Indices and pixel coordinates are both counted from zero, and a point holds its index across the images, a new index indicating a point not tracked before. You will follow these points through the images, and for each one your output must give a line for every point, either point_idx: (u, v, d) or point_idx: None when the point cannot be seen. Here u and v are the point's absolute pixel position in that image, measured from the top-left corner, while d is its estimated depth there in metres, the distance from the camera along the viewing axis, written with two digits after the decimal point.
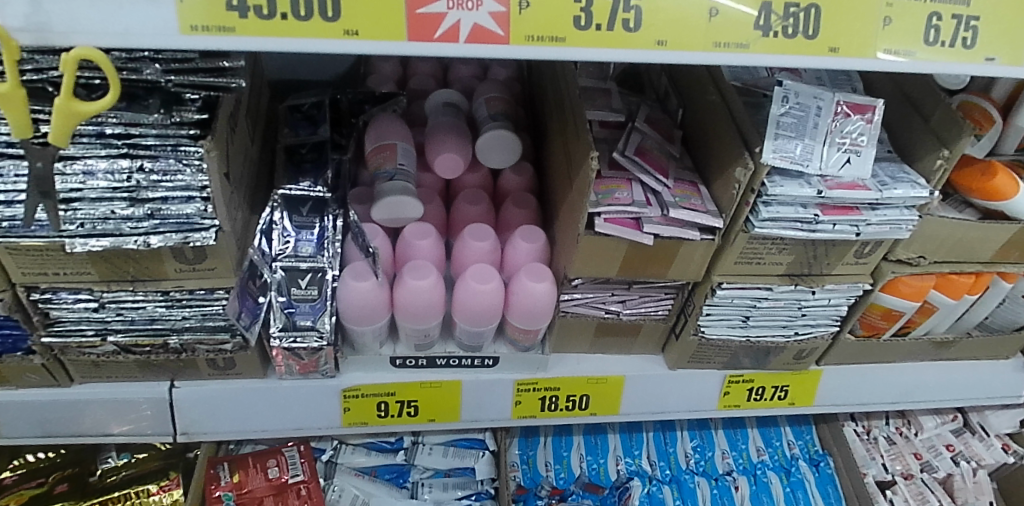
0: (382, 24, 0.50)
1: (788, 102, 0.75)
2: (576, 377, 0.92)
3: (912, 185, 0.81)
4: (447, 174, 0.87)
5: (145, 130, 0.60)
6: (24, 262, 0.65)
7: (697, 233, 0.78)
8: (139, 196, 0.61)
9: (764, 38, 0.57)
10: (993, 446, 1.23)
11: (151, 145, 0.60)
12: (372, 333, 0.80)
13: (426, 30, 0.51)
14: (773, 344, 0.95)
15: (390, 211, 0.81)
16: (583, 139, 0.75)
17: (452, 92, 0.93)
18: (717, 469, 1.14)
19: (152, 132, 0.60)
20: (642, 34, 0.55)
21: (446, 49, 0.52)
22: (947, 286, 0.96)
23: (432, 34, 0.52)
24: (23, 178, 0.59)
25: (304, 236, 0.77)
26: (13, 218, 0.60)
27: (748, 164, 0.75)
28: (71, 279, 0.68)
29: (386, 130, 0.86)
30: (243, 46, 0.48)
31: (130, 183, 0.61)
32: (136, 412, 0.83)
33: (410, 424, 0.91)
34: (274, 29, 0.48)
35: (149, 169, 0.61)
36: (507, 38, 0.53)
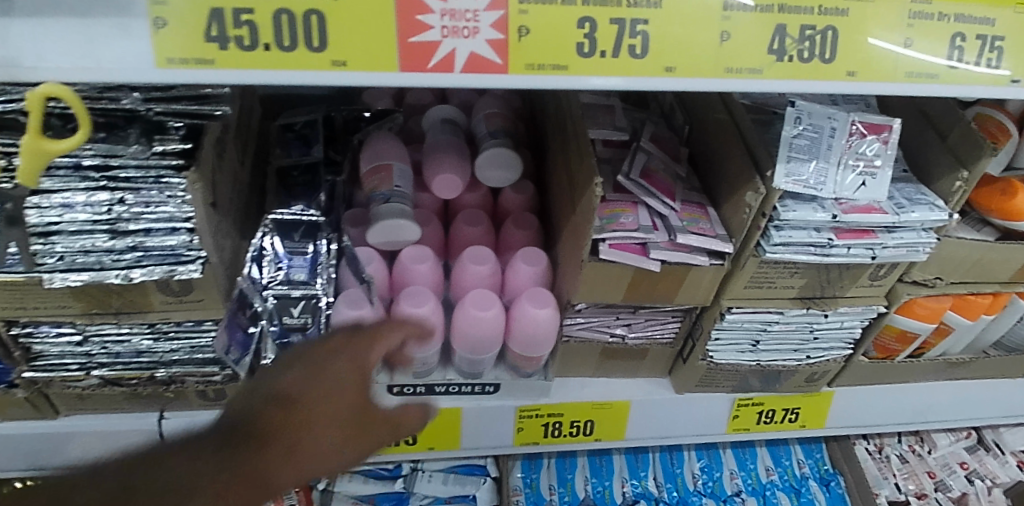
0: (375, 54, 0.49)
1: (801, 123, 0.71)
2: (579, 403, 0.88)
3: (930, 207, 0.78)
4: (446, 195, 0.84)
5: (124, 161, 0.57)
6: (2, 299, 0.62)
7: (706, 259, 0.75)
8: (120, 229, 0.59)
9: (777, 63, 0.55)
10: (1007, 464, 1.18)
11: (131, 176, 0.58)
12: None
13: (420, 59, 0.49)
14: (784, 368, 0.92)
15: (386, 235, 0.78)
16: (586, 163, 0.72)
17: (450, 108, 0.90)
18: (726, 490, 1.09)
19: (131, 163, 0.57)
20: (647, 61, 0.53)
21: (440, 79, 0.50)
22: (964, 306, 0.93)
23: (427, 63, 0.50)
24: None
25: (297, 262, 0.73)
26: None
27: (759, 188, 0.72)
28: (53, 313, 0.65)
29: (382, 151, 0.83)
30: (225, 79, 0.47)
31: (111, 215, 0.59)
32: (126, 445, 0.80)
33: (408, 453, 0.88)
34: (257, 60, 0.47)
35: (130, 201, 0.58)
36: (505, 66, 0.51)
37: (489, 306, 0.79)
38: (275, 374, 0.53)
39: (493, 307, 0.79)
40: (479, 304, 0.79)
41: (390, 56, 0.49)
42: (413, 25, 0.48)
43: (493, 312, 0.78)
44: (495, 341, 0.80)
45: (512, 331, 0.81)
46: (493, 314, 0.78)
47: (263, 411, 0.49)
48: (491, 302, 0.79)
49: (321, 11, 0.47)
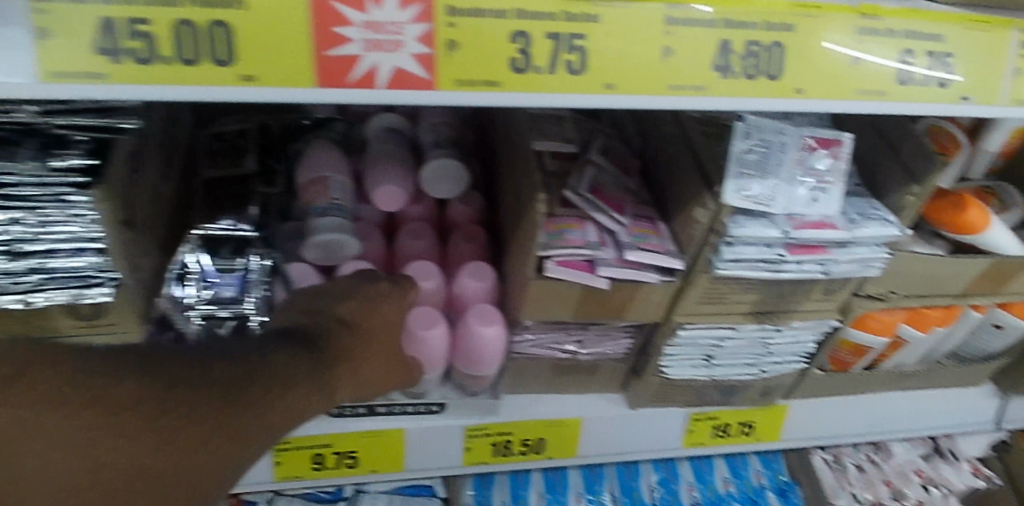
0: (290, 68, 0.44)
1: (750, 138, 0.69)
2: (530, 421, 0.86)
3: (882, 223, 0.76)
4: (388, 207, 0.80)
5: (22, 180, 0.53)
6: None
7: (656, 275, 0.73)
8: (20, 250, 0.56)
9: (723, 80, 0.51)
10: (962, 471, 1.19)
11: (29, 195, 0.54)
12: None
13: (339, 75, 0.45)
14: (738, 382, 0.90)
15: (324, 251, 0.75)
16: (531, 178, 0.70)
17: (394, 116, 0.87)
18: (683, 502, 1.06)
19: (29, 182, 0.54)
20: (587, 77, 0.49)
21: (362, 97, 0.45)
22: (917, 319, 0.92)
23: (347, 77, 0.45)
24: None
25: (225, 280, 0.71)
26: None
27: (708, 204, 0.70)
28: None
29: (319, 162, 0.79)
30: (118, 95, 0.42)
31: (9, 236, 0.56)
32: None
33: (348, 475, 0.85)
34: (153, 75, 0.42)
35: (30, 222, 0.55)
36: (433, 82, 0.46)
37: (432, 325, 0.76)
38: (327, 307, 0.66)
39: (436, 327, 0.75)
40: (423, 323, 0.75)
41: (307, 69, 0.44)
42: (331, 38, 0.43)
43: (437, 331, 0.75)
44: (440, 361, 0.77)
45: (457, 350, 0.78)
46: (437, 334, 0.76)
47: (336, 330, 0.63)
48: (435, 321, 0.76)
49: (230, 24, 0.42)
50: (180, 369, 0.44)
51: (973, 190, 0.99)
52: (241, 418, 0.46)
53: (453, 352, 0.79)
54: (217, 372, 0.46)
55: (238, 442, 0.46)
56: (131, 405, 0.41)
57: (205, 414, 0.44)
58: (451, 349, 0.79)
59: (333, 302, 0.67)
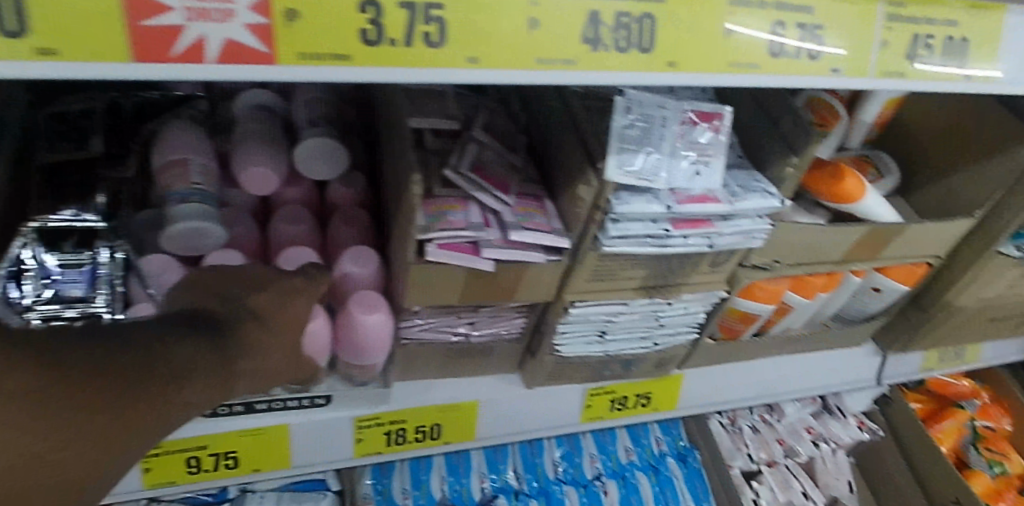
0: (97, 40, 0.37)
1: (631, 113, 0.68)
2: (424, 408, 0.83)
3: (763, 195, 0.77)
4: (258, 191, 0.74)
5: None
6: None
7: (542, 254, 0.71)
8: None
9: (594, 54, 0.49)
10: (849, 426, 1.26)
11: None
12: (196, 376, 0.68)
13: (159, 49, 0.38)
14: (632, 356, 0.91)
15: (184, 241, 0.69)
16: (407, 158, 0.66)
17: (266, 92, 0.81)
18: (586, 475, 1.09)
19: None
20: (447, 51, 0.45)
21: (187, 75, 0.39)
22: (800, 285, 0.95)
23: (170, 50, 0.39)
24: None
25: (71, 277, 0.64)
26: None
27: (591, 181, 0.69)
28: None
29: (177, 144, 0.72)
30: None
31: None
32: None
33: (229, 476, 0.80)
34: None
35: None
36: (272, 57, 0.41)
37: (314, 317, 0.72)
38: (241, 295, 0.60)
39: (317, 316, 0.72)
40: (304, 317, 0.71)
41: (119, 41, 0.38)
42: (146, 6, 0.37)
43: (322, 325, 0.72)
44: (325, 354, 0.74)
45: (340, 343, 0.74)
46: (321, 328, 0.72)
47: (244, 322, 0.58)
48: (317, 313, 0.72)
49: None
50: (76, 359, 0.42)
51: (852, 159, 1.03)
52: (135, 413, 0.44)
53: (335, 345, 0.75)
54: (115, 363, 0.44)
55: (123, 438, 0.43)
56: (17, 396, 0.38)
57: (92, 410, 0.41)
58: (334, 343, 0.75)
59: (248, 291, 0.61)
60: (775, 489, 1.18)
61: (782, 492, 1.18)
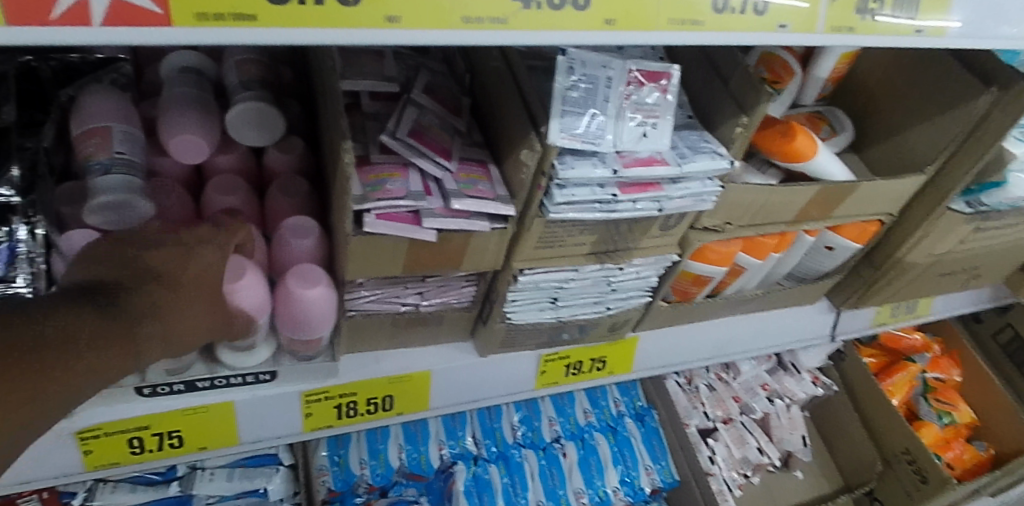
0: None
1: (574, 73, 0.65)
2: (374, 380, 0.82)
3: (712, 156, 0.76)
4: (188, 160, 0.71)
5: None
6: None
7: (487, 223, 0.70)
8: None
9: (524, 11, 0.47)
10: (803, 381, 1.29)
11: None
12: None
13: (34, 9, 0.35)
14: (585, 320, 0.90)
15: (109, 216, 0.65)
16: (340, 123, 0.63)
17: (193, 53, 0.76)
18: (545, 438, 1.11)
19: None
20: (364, 9, 0.42)
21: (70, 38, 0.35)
22: (752, 246, 0.94)
23: (50, 12, 0.35)
24: None
25: None
26: None
27: (534, 145, 0.67)
28: None
29: (97, 110, 0.68)
30: None
31: None
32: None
33: (175, 455, 0.79)
34: None
35: None
36: (168, 18, 0.37)
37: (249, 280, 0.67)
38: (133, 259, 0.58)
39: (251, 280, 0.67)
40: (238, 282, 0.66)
41: None
42: None
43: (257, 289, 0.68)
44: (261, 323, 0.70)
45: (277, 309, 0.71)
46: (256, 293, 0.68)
47: (145, 286, 0.57)
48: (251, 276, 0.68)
49: None
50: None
51: (805, 116, 1.02)
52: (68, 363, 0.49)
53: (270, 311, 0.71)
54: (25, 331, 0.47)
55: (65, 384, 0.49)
56: None
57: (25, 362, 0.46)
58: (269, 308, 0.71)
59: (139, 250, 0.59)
60: (730, 445, 1.22)
61: (737, 449, 1.23)
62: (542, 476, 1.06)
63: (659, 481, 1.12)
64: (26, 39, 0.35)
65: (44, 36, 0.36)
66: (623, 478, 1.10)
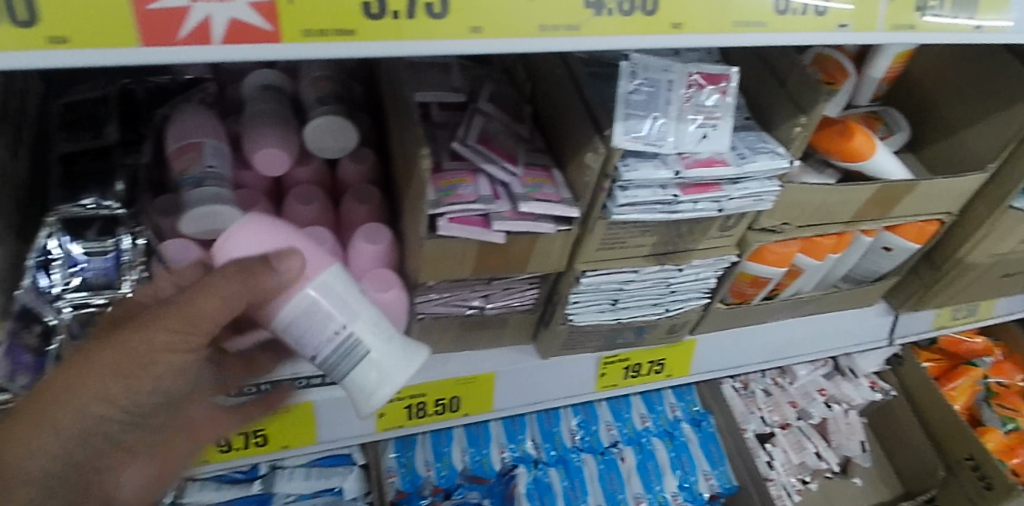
0: (107, 27, 0.38)
1: (637, 77, 0.68)
2: (442, 382, 0.86)
3: (772, 156, 0.77)
4: (270, 172, 0.75)
5: None
6: None
7: (553, 225, 0.72)
8: None
9: (595, 18, 0.49)
10: (861, 386, 1.27)
11: None
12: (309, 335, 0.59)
13: (165, 31, 0.39)
14: (645, 322, 0.92)
15: (202, 224, 0.68)
16: (415, 132, 0.67)
17: (272, 72, 0.81)
18: (603, 442, 1.12)
19: None
20: (450, 21, 0.45)
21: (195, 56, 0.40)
22: (810, 247, 0.95)
23: (177, 33, 0.40)
24: None
25: (95, 264, 0.66)
26: None
27: (598, 148, 0.69)
28: None
29: (189, 128, 0.73)
30: None
31: None
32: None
33: (260, 453, 0.85)
34: None
35: None
36: (278, 35, 0.41)
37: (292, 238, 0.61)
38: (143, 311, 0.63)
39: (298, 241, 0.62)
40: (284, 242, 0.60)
41: (125, 27, 0.38)
42: None
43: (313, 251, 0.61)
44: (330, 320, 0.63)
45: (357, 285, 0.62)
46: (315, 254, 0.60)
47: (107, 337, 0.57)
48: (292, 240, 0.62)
49: None
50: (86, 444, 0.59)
51: (861, 116, 1.03)
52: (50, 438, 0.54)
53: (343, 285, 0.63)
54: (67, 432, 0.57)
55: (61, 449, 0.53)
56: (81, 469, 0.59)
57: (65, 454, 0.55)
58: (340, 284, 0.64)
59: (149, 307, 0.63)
60: (789, 450, 1.21)
61: (796, 454, 1.21)
62: (602, 480, 1.07)
63: (719, 487, 1.12)
64: (158, 58, 0.40)
65: (173, 55, 0.41)
66: (682, 483, 1.10)
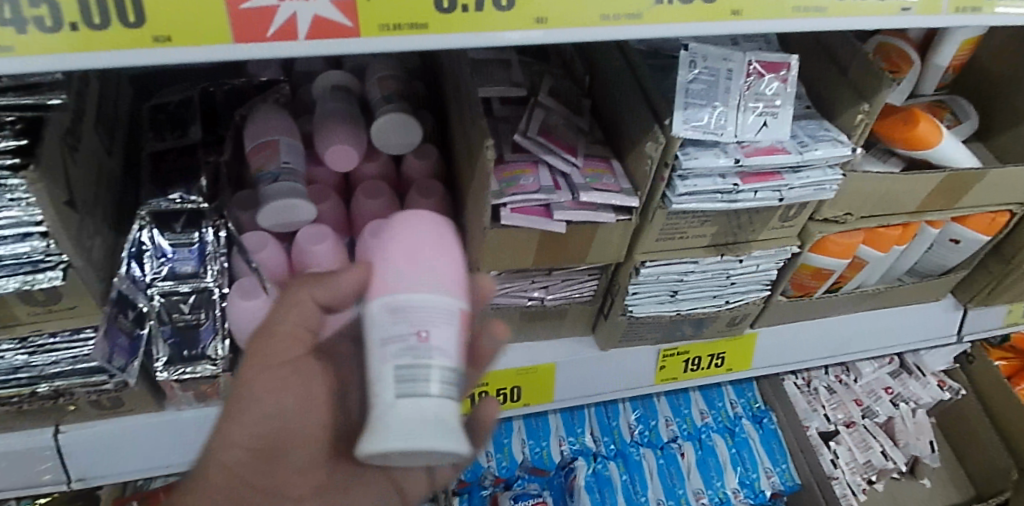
0: (201, 25, 0.39)
1: (696, 66, 0.69)
2: (505, 372, 0.89)
3: (833, 143, 0.76)
4: (341, 167, 0.79)
5: None
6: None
7: (612, 215, 0.73)
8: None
9: (657, 6, 0.48)
10: (929, 385, 1.23)
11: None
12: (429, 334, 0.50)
13: (256, 29, 0.40)
14: (705, 315, 0.92)
15: (278, 217, 0.75)
16: (479, 125, 0.69)
17: (343, 73, 0.87)
18: (662, 437, 1.13)
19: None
20: (514, 14, 0.45)
21: (285, 52, 0.41)
22: (873, 239, 0.93)
23: (267, 30, 0.41)
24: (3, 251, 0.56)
25: (183, 255, 0.70)
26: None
27: (658, 137, 0.69)
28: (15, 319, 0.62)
29: (267, 126, 0.79)
30: (34, 69, 0.38)
31: None
32: (33, 470, 0.75)
33: None
34: (70, 43, 0.38)
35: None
36: (358, 30, 0.42)
37: (448, 247, 0.56)
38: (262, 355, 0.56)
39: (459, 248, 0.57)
40: (423, 242, 0.55)
41: (221, 25, 0.39)
42: None
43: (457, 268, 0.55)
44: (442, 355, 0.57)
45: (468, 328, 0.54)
46: (456, 270, 0.55)
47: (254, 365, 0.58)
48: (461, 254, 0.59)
49: None
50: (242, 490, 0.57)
51: (926, 106, 1.00)
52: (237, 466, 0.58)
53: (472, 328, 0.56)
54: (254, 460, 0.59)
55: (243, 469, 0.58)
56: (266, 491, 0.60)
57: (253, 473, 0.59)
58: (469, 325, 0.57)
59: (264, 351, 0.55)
60: (854, 449, 1.17)
61: (861, 453, 1.18)
62: (661, 475, 1.08)
63: (780, 485, 1.11)
64: (252, 55, 0.41)
65: (264, 52, 0.41)
66: (742, 480, 1.10)
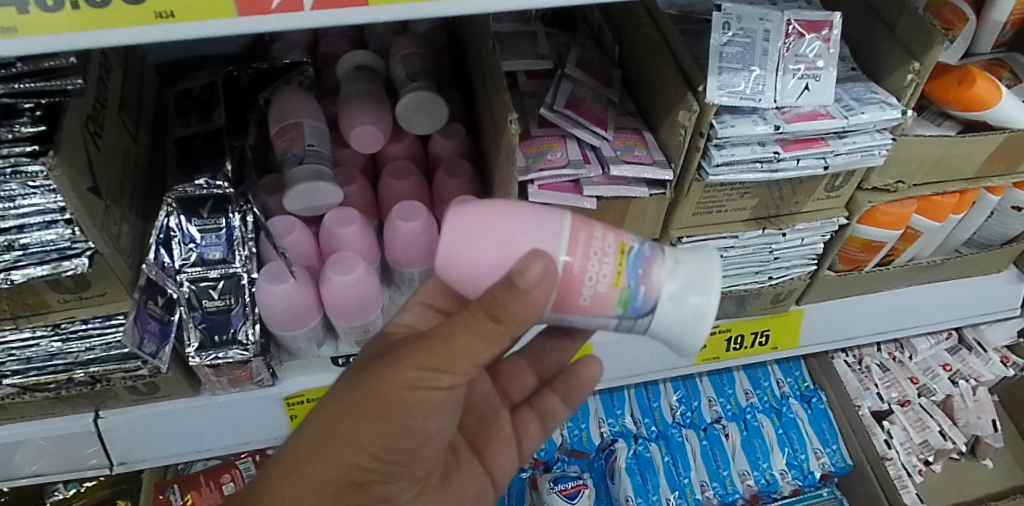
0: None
1: (730, 28, 0.65)
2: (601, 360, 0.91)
3: (881, 106, 0.70)
4: (366, 148, 0.79)
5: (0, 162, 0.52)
6: (23, 298, 0.62)
7: (645, 189, 0.71)
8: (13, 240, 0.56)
9: None
10: (991, 362, 1.16)
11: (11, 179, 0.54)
12: (575, 304, 0.50)
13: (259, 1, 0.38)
14: (747, 291, 0.88)
15: (306, 200, 0.75)
16: (503, 99, 0.67)
17: (367, 53, 0.86)
18: (706, 419, 1.11)
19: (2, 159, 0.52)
20: None
21: (288, 25, 0.38)
22: (929, 208, 0.86)
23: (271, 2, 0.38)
24: (25, 237, 0.56)
25: (210, 241, 0.71)
26: (10, 263, 0.56)
27: (692, 105, 0.65)
28: (71, 305, 0.65)
29: (292, 109, 0.79)
30: (38, 49, 0.37)
31: None
32: (81, 454, 0.78)
33: None
34: (69, 23, 0.36)
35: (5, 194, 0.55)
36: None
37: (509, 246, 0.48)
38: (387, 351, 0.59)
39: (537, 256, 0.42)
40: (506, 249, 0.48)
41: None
42: None
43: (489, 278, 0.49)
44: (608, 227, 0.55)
45: (579, 298, 0.50)
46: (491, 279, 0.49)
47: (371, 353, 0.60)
48: (499, 239, 0.49)
49: None
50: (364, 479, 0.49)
51: (982, 64, 0.92)
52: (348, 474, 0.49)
53: (579, 277, 0.49)
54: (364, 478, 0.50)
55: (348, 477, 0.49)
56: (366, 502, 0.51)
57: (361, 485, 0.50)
58: (571, 269, 0.49)
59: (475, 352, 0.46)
60: (909, 429, 1.13)
61: (916, 433, 1.13)
62: (705, 456, 1.06)
63: (830, 466, 1.07)
64: (257, 28, 0.39)
65: (268, 26, 0.39)
66: (790, 461, 1.07)
